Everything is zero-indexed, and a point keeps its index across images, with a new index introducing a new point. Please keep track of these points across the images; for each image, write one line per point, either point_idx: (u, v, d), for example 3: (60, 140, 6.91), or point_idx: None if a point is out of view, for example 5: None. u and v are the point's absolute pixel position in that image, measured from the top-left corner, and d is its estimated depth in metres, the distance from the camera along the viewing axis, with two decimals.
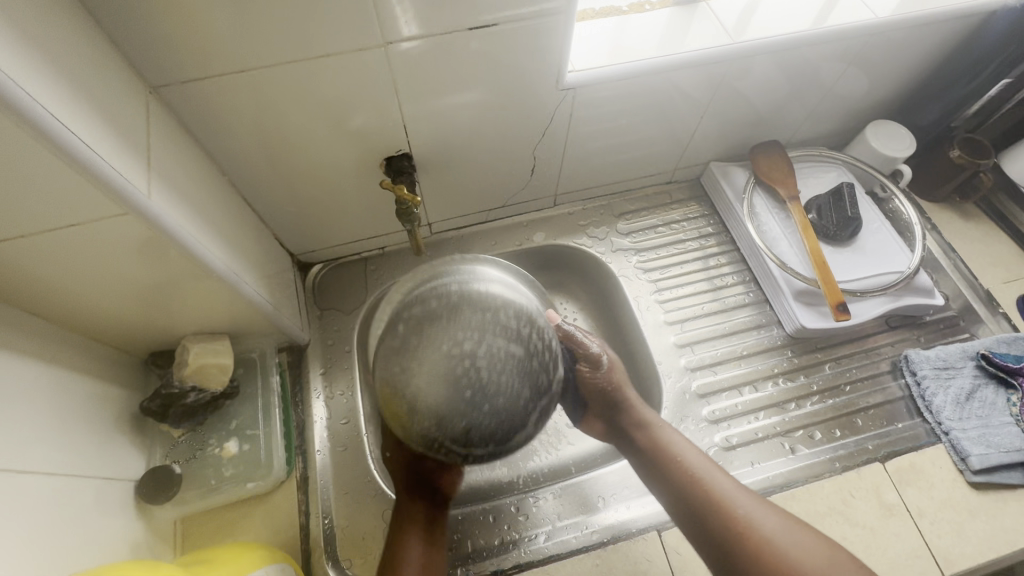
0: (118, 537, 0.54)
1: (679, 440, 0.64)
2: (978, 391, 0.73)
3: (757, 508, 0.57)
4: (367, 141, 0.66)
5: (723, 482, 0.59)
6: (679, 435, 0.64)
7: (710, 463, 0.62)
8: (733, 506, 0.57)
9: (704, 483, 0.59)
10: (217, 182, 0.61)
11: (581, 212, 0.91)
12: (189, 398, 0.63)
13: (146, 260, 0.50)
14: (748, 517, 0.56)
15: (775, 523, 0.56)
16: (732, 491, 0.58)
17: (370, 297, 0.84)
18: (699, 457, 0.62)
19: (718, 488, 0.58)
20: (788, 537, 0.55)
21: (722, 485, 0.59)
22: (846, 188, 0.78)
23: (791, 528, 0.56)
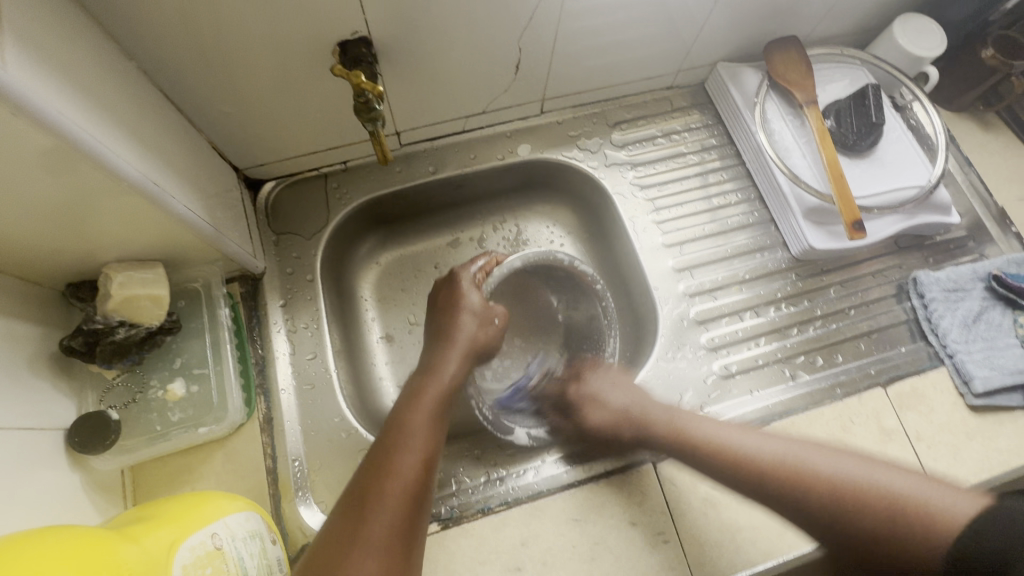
0: (48, 492, 0.46)
1: (705, 423, 0.57)
2: (985, 313, 0.70)
3: (811, 454, 0.51)
4: (306, 15, 0.53)
5: (767, 447, 0.53)
6: (702, 421, 0.58)
7: (749, 433, 0.55)
8: (789, 471, 0.51)
9: (749, 453, 0.53)
10: (118, 67, 0.49)
11: (571, 121, 0.80)
12: (119, 334, 0.54)
13: (30, 162, 0.39)
14: (810, 465, 0.50)
15: (840, 465, 0.50)
16: (783, 450, 0.52)
17: (333, 219, 0.74)
18: (736, 431, 0.56)
19: (763, 456, 0.52)
20: (863, 474, 0.48)
21: (753, 446, 0.53)
22: (872, 90, 0.70)
23: (861, 462, 0.50)
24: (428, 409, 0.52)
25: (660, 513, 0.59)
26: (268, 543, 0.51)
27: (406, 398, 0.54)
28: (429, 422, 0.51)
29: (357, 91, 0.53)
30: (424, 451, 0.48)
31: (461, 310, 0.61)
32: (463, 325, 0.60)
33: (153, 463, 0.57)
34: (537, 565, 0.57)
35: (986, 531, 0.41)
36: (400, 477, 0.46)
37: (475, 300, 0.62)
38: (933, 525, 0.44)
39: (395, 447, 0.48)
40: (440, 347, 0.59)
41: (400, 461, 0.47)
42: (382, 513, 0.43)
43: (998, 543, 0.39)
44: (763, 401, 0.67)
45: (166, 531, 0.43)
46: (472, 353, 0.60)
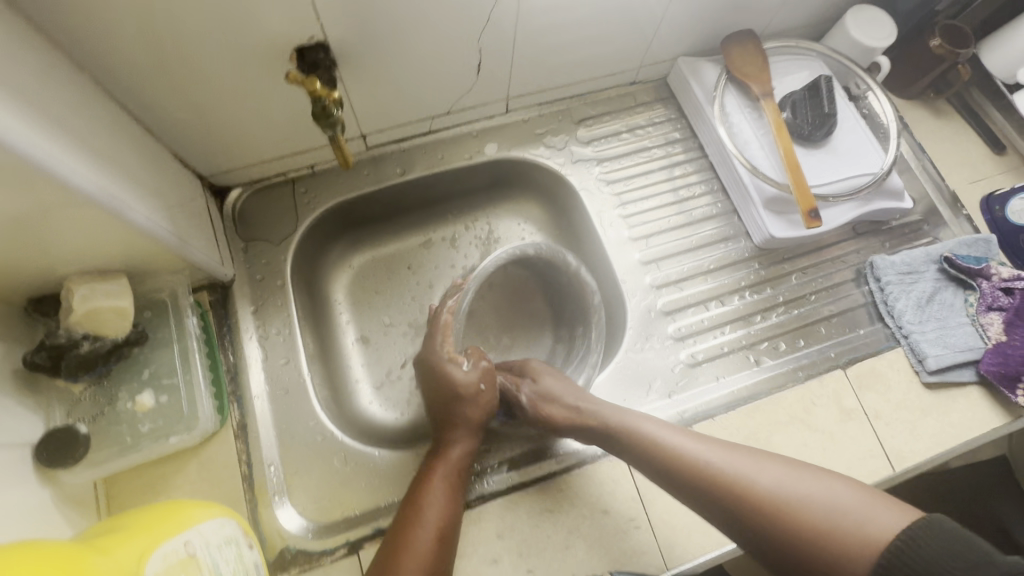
0: (18, 509, 0.46)
1: (655, 426, 0.58)
2: (938, 294, 0.73)
3: (750, 463, 0.53)
4: (261, 19, 0.53)
5: (709, 453, 0.54)
6: (652, 421, 0.59)
7: (693, 437, 0.56)
8: (727, 480, 0.52)
9: (690, 462, 0.54)
10: (69, 78, 0.48)
11: (538, 118, 0.81)
12: (84, 348, 0.54)
13: None
14: (746, 478, 0.52)
15: (777, 475, 0.51)
16: (723, 458, 0.54)
17: (302, 224, 0.74)
18: (682, 436, 0.56)
19: (703, 460, 0.54)
20: (797, 487, 0.50)
21: (708, 457, 0.54)
22: (824, 81, 0.73)
23: (801, 477, 0.51)
24: (439, 488, 0.56)
25: (631, 500, 0.61)
26: (245, 549, 0.51)
27: (399, 495, 0.56)
28: (418, 489, 0.52)
29: (313, 98, 0.54)
30: (411, 510, 0.49)
31: (439, 372, 0.63)
32: (441, 377, 0.63)
33: (127, 474, 0.57)
34: (513, 556, 0.59)
35: (918, 543, 0.42)
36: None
37: (444, 353, 0.65)
38: (858, 545, 0.45)
39: (401, 551, 0.51)
40: (442, 428, 0.62)
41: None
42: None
43: (920, 562, 0.42)
44: (729, 386, 0.69)
45: (138, 541, 0.44)
46: (450, 423, 0.61)
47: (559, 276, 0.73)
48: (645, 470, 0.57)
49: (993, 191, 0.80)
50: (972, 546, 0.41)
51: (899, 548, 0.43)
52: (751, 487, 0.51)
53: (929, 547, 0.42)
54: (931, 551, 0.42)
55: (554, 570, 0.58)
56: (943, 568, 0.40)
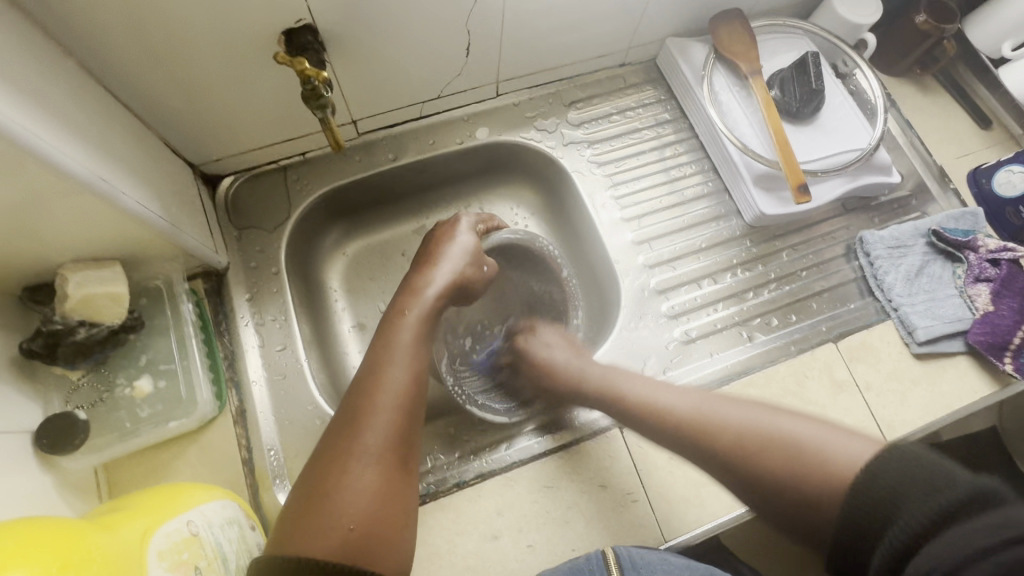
0: (21, 494, 0.47)
1: (637, 386, 0.59)
2: (927, 267, 0.74)
3: (719, 407, 0.53)
4: (249, 1, 0.53)
5: (683, 403, 0.55)
6: (632, 380, 0.60)
7: (666, 390, 0.57)
8: (693, 425, 0.53)
9: (664, 412, 0.55)
10: (58, 65, 0.48)
11: (528, 102, 0.81)
12: (80, 335, 0.54)
13: None
14: (716, 421, 0.52)
15: (755, 416, 0.51)
16: (695, 404, 0.54)
17: (296, 211, 0.74)
18: (656, 390, 0.58)
19: (678, 411, 0.54)
20: (785, 427, 0.49)
21: (682, 407, 0.55)
22: (812, 57, 0.72)
23: (766, 414, 0.51)
24: (411, 330, 0.53)
25: (628, 475, 0.62)
26: (247, 530, 0.52)
27: (391, 318, 0.54)
28: (415, 341, 0.52)
29: (302, 79, 0.54)
30: (412, 369, 0.50)
31: (454, 246, 0.62)
32: (453, 255, 0.61)
33: (127, 460, 0.57)
34: (512, 532, 0.59)
35: (880, 472, 0.40)
36: (390, 392, 0.47)
37: (468, 238, 0.63)
38: (822, 474, 0.44)
39: (377, 375, 0.48)
40: (423, 271, 0.60)
41: (389, 377, 0.48)
42: (375, 425, 0.45)
43: (883, 492, 0.39)
44: (723, 362, 0.70)
45: (140, 522, 0.44)
46: (458, 284, 0.60)
47: (539, 263, 0.73)
48: (627, 422, 0.59)
49: (979, 165, 0.81)
50: (935, 468, 0.38)
51: (863, 479, 0.41)
52: (718, 428, 0.51)
53: (892, 474, 0.39)
54: (894, 479, 0.39)
55: (553, 544, 0.59)
56: (908, 497, 0.38)
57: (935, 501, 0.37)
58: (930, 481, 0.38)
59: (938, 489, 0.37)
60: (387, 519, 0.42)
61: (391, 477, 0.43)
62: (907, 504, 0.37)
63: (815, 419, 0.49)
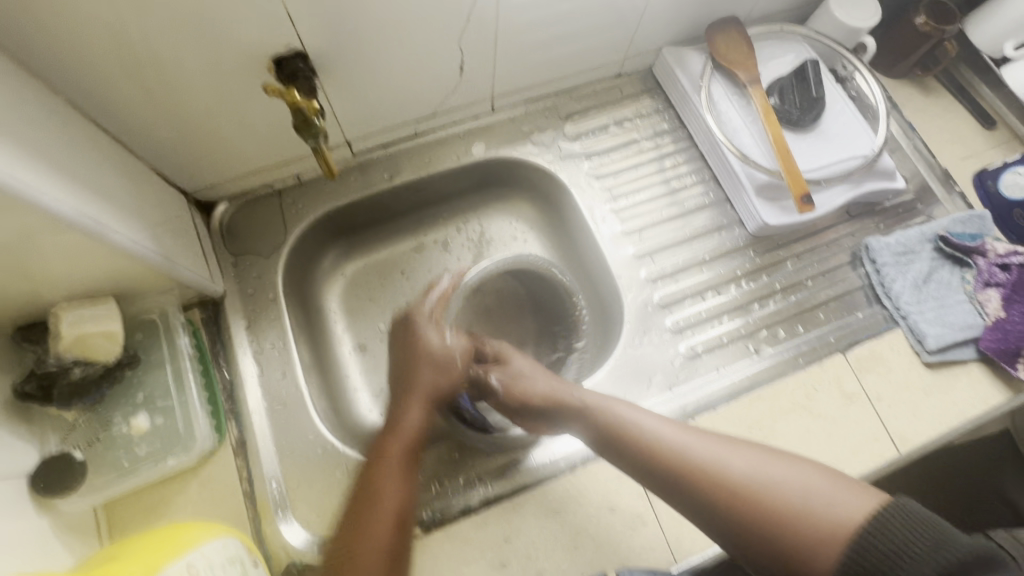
0: (19, 541, 0.46)
1: (630, 411, 0.55)
2: (935, 273, 0.72)
3: (726, 448, 0.50)
4: (236, 28, 0.52)
5: (680, 439, 0.52)
6: (630, 409, 0.56)
7: (671, 424, 0.53)
8: (695, 465, 0.49)
9: (658, 451, 0.51)
10: (45, 102, 0.48)
11: (524, 116, 0.80)
12: (74, 374, 0.54)
13: None
14: (721, 462, 0.49)
15: (748, 460, 0.49)
16: (697, 441, 0.51)
17: (292, 235, 0.73)
18: (652, 421, 0.54)
19: (678, 444, 0.51)
20: (780, 477, 0.47)
21: (682, 442, 0.51)
22: (811, 65, 0.72)
23: (761, 456, 0.49)
24: (390, 467, 0.52)
25: (637, 497, 0.61)
26: (249, 567, 0.51)
27: (376, 445, 0.54)
28: (405, 456, 0.53)
29: (292, 108, 0.53)
30: (405, 490, 0.51)
31: (429, 356, 0.61)
32: (428, 360, 0.61)
33: (127, 498, 0.56)
34: (521, 559, 0.58)
35: (886, 530, 0.42)
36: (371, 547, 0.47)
37: (438, 339, 0.63)
38: (830, 531, 0.43)
39: (358, 528, 0.48)
40: (398, 396, 0.59)
41: (384, 504, 0.49)
42: (369, 562, 0.46)
43: (891, 551, 0.41)
44: (730, 376, 0.69)
45: (140, 568, 0.44)
46: (433, 398, 0.60)
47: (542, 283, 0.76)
48: (620, 460, 0.54)
49: (985, 166, 0.80)
50: (936, 530, 0.41)
51: (869, 535, 0.42)
52: (724, 471, 0.48)
53: (895, 538, 0.41)
54: (900, 536, 0.41)
55: (563, 571, 0.58)
56: (915, 557, 0.40)
57: (940, 560, 0.39)
58: (933, 539, 0.40)
59: (943, 548, 0.40)
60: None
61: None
62: (913, 564, 0.40)
63: (808, 463, 0.49)
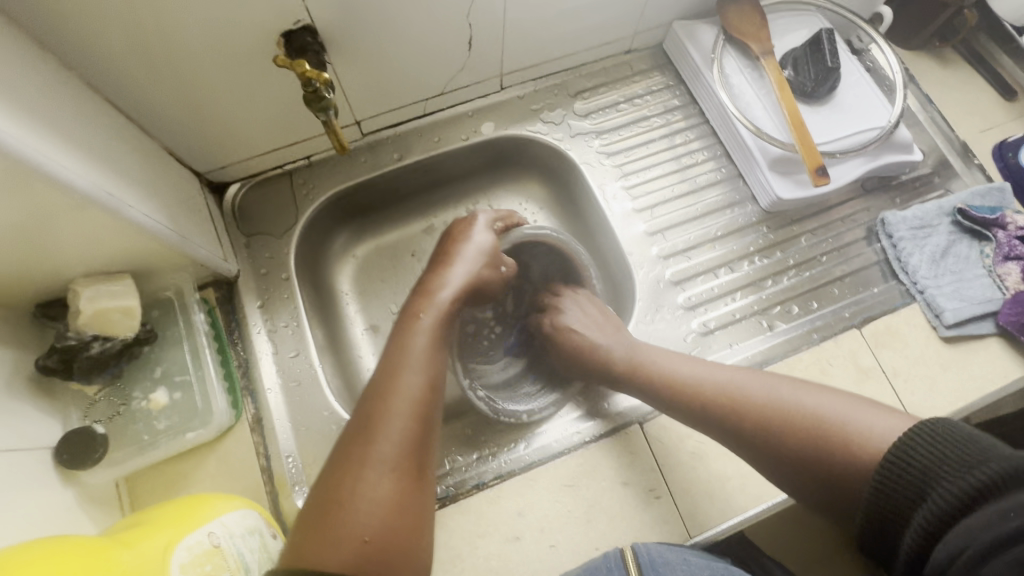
0: (45, 511, 0.47)
1: (661, 355, 0.60)
2: (953, 247, 0.71)
3: (750, 377, 0.54)
4: (246, 4, 0.52)
5: (717, 375, 0.56)
6: (657, 350, 0.61)
7: (698, 361, 0.58)
8: (723, 395, 0.53)
9: (684, 387, 0.56)
10: (59, 80, 0.48)
11: (534, 94, 0.80)
12: (94, 349, 0.54)
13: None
14: (746, 391, 0.52)
15: (772, 386, 0.52)
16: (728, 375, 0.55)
17: (303, 216, 0.73)
18: (684, 363, 0.58)
19: (698, 379, 0.56)
20: (805, 399, 0.49)
21: (718, 374, 0.55)
22: (826, 35, 0.69)
23: (790, 386, 0.51)
24: (423, 334, 0.51)
25: (650, 471, 0.61)
26: (268, 538, 0.51)
27: (405, 320, 0.53)
28: (429, 344, 0.50)
29: (303, 81, 0.53)
30: (428, 373, 0.48)
31: (469, 246, 0.60)
32: (467, 256, 0.59)
33: (147, 472, 0.58)
34: (534, 532, 0.59)
35: (913, 450, 0.41)
36: (403, 398, 0.45)
37: (484, 240, 0.61)
38: (856, 448, 0.44)
39: (393, 373, 0.47)
40: (432, 268, 0.59)
41: (404, 382, 0.46)
42: (390, 431, 0.43)
43: (916, 468, 0.40)
44: (743, 352, 0.69)
45: (163, 535, 0.45)
46: (472, 287, 0.58)
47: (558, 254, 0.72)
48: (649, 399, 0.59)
49: (1005, 139, 0.78)
50: (967, 441, 0.39)
51: (895, 456, 0.42)
52: (749, 394, 0.52)
53: (925, 453, 0.40)
54: (927, 455, 0.40)
55: (576, 544, 0.58)
56: (940, 472, 0.39)
57: (969, 475, 0.37)
58: (961, 457, 0.38)
59: (976, 462, 0.38)
60: (399, 527, 0.41)
61: (408, 489, 0.42)
62: (936, 482, 0.39)
63: (846, 395, 0.49)
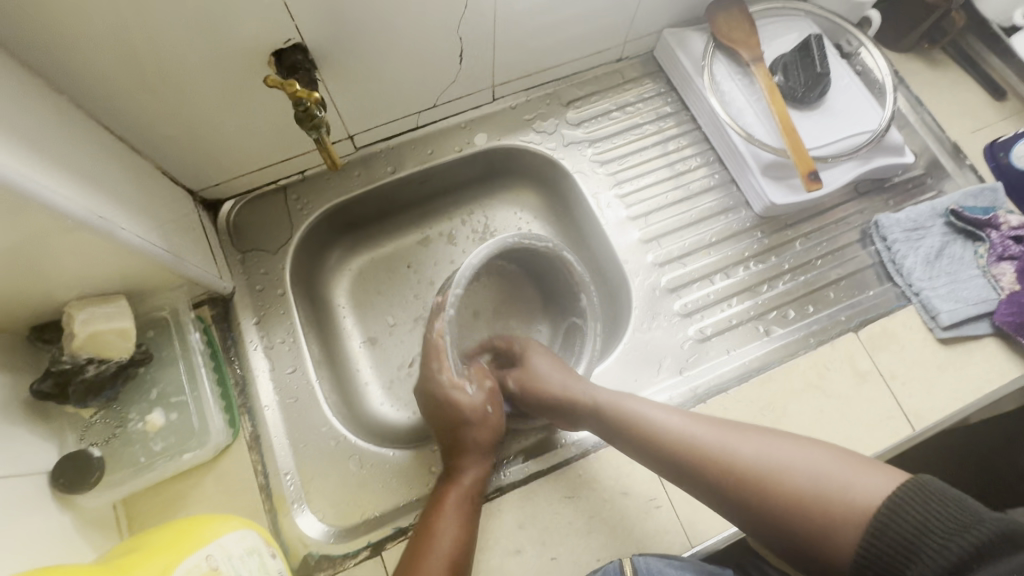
0: (42, 537, 0.47)
1: (644, 407, 0.57)
2: (947, 248, 0.71)
3: (736, 436, 0.52)
4: (235, 23, 0.52)
5: (693, 429, 0.54)
6: (646, 403, 0.58)
7: (693, 419, 0.55)
8: (705, 449, 0.52)
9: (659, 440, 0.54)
10: (49, 104, 0.48)
11: (526, 104, 0.80)
12: (88, 372, 0.54)
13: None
14: (732, 455, 0.51)
15: (756, 446, 0.51)
16: (712, 435, 0.53)
17: (298, 231, 0.73)
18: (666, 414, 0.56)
19: (692, 440, 0.53)
20: (797, 466, 0.49)
21: (673, 424, 0.55)
22: (815, 40, 0.71)
23: (782, 443, 0.51)
24: (451, 510, 0.56)
25: (650, 480, 0.61)
26: (270, 559, 0.50)
27: (423, 512, 0.58)
28: (455, 512, 0.56)
29: (294, 100, 0.53)
30: (453, 542, 0.54)
31: (451, 403, 0.61)
32: (452, 404, 0.60)
33: (145, 494, 0.57)
34: (535, 545, 0.58)
35: (906, 509, 0.43)
36: (430, 574, 0.52)
37: (466, 395, 0.62)
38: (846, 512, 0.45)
39: (417, 563, 0.53)
40: (429, 425, 0.62)
41: (429, 564, 0.53)
42: None
43: (909, 528, 0.42)
44: (741, 358, 0.69)
45: (161, 561, 0.45)
46: (460, 422, 0.60)
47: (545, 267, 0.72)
48: (640, 456, 0.56)
49: (995, 138, 0.78)
50: (957, 507, 0.41)
51: (884, 518, 0.43)
52: (738, 462, 0.51)
53: (916, 513, 0.42)
54: (919, 514, 0.42)
55: (578, 555, 0.58)
56: (933, 536, 0.41)
57: (964, 538, 0.40)
58: (954, 518, 0.41)
59: (971, 524, 0.40)
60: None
61: None
62: (930, 545, 0.41)
63: (832, 448, 0.50)
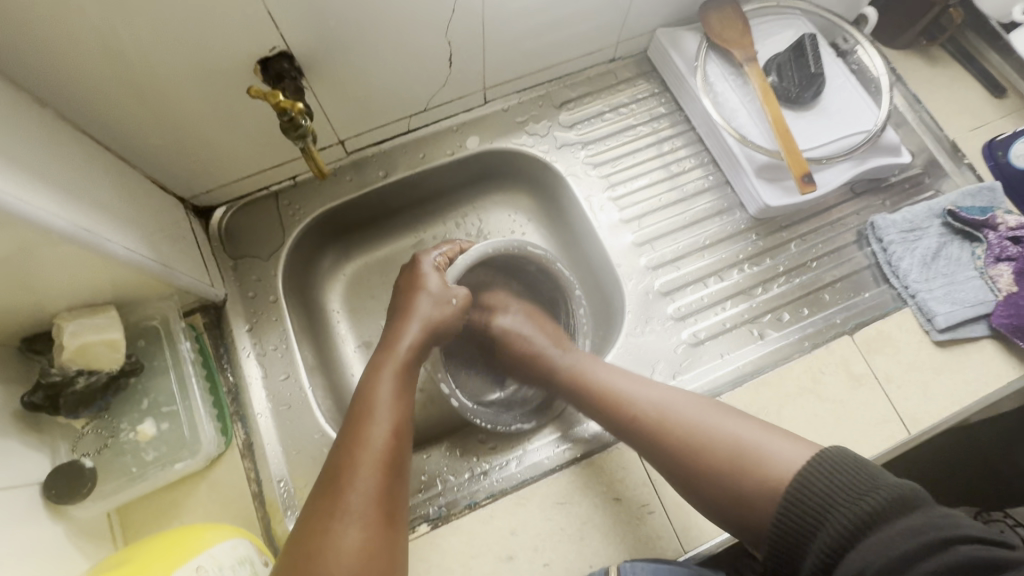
0: (34, 547, 0.47)
1: (625, 386, 0.58)
2: (944, 249, 0.70)
3: (706, 414, 0.53)
4: (219, 32, 0.52)
5: (665, 406, 0.55)
6: (625, 380, 0.59)
7: (662, 396, 0.57)
8: (674, 427, 0.53)
9: (634, 417, 0.55)
10: (32, 117, 0.48)
11: (518, 106, 0.79)
12: (80, 384, 0.54)
13: None
14: (699, 427, 0.52)
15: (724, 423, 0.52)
16: (681, 412, 0.54)
17: (290, 237, 0.73)
18: (647, 393, 0.57)
19: (658, 416, 0.54)
20: (778, 448, 0.49)
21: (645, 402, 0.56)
22: (809, 39, 0.70)
23: (749, 425, 0.51)
24: (390, 380, 0.55)
25: (643, 485, 0.61)
26: (260, 566, 0.51)
27: (369, 373, 0.56)
28: (396, 382, 0.55)
29: (279, 111, 0.53)
30: (393, 421, 0.51)
31: (420, 289, 0.62)
32: (419, 302, 0.61)
33: (139, 502, 0.57)
34: (528, 551, 0.58)
35: (807, 482, 0.45)
36: (370, 450, 0.49)
37: (435, 281, 0.63)
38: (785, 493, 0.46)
39: (359, 425, 0.51)
40: (398, 321, 0.61)
41: (369, 433, 0.50)
42: (358, 484, 0.47)
43: (808, 502, 0.44)
44: (735, 362, 0.68)
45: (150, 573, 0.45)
46: (431, 326, 0.60)
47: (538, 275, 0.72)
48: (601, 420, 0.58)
49: (995, 137, 0.77)
50: (857, 475, 0.44)
51: (795, 490, 0.45)
52: (703, 437, 0.51)
53: (817, 485, 0.45)
54: (820, 487, 0.44)
55: (570, 562, 0.58)
56: (828, 509, 0.43)
57: (855, 506, 0.42)
58: (852, 488, 0.43)
59: (867, 491, 0.43)
60: None
61: (377, 538, 0.45)
62: (825, 514, 0.43)
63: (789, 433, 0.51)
